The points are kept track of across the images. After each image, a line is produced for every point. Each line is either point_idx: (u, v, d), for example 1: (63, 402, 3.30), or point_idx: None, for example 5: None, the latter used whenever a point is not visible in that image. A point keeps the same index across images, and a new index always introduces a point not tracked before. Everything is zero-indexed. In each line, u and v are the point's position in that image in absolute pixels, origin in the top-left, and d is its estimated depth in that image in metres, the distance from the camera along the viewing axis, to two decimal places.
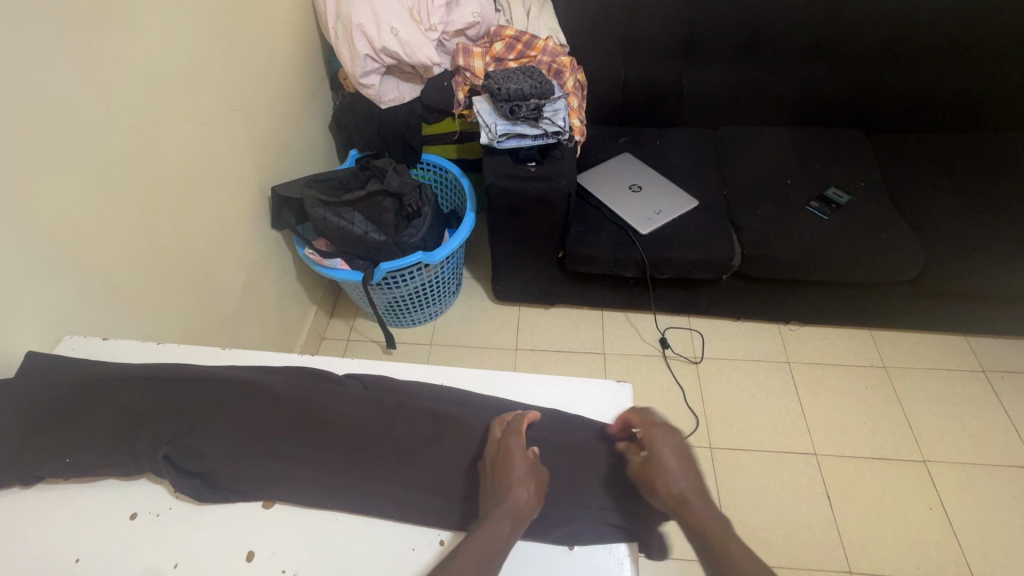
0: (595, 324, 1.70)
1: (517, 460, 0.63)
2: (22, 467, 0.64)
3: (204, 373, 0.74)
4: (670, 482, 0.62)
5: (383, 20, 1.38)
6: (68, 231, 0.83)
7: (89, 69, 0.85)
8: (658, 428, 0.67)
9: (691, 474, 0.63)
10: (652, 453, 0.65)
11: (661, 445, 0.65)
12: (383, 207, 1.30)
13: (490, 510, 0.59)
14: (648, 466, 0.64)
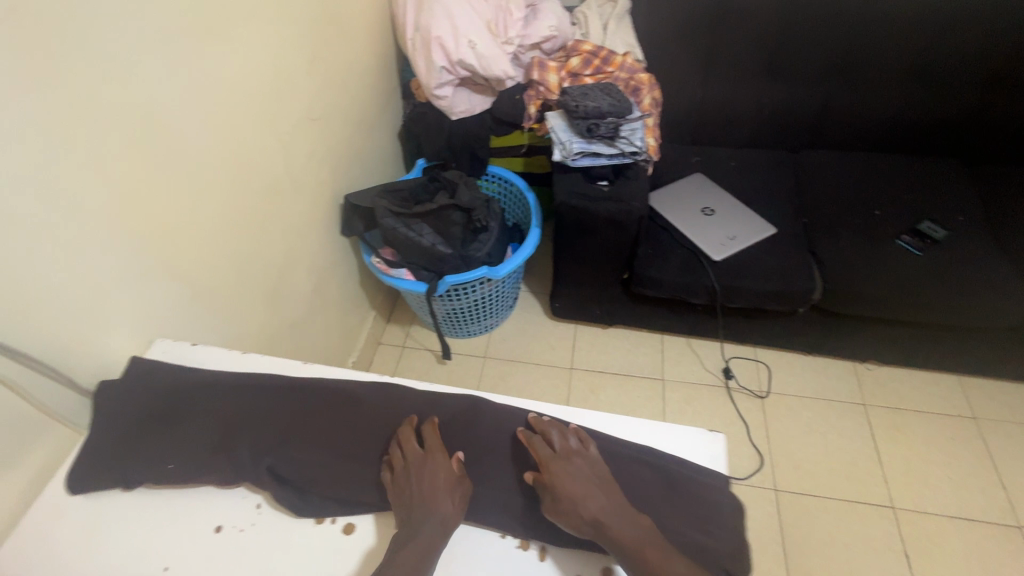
0: (654, 348, 1.64)
1: (438, 472, 0.64)
2: (127, 472, 0.67)
3: (295, 386, 0.75)
4: (584, 508, 0.60)
5: (460, 33, 1.38)
6: (164, 238, 0.86)
7: (191, 82, 0.87)
8: (555, 461, 0.64)
9: (599, 493, 0.61)
10: (555, 485, 0.62)
11: (561, 475, 0.62)
12: (452, 220, 1.29)
13: (419, 522, 0.60)
14: (555, 500, 0.61)
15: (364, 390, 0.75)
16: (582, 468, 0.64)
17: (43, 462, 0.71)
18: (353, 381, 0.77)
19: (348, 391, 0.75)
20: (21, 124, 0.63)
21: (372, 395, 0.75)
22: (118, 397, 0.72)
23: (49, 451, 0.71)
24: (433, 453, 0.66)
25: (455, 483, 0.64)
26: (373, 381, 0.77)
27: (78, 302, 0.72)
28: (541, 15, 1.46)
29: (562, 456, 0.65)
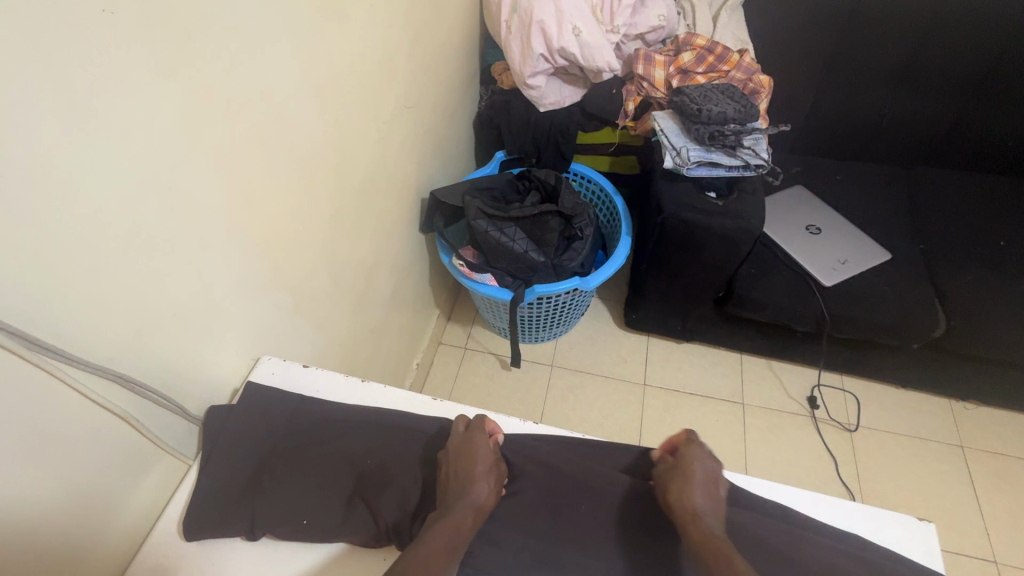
0: (733, 369, 1.55)
1: (478, 452, 0.64)
2: (256, 520, 0.60)
3: (435, 433, 0.70)
4: (689, 494, 0.62)
5: (565, 17, 1.25)
6: (271, 243, 0.76)
7: (309, 66, 0.77)
8: (695, 446, 0.68)
9: (709, 490, 0.63)
10: (682, 462, 0.66)
11: (692, 457, 0.66)
12: (549, 226, 1.20)
13: (454, 501, 0.60)
14: (676, 472, 0.65)
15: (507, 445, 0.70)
16: (710, 467, 0.66)
17: (151, 501, 0.63)
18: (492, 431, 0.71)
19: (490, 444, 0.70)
20: (151, 114, 0.53)
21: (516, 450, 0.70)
22: (244, 427, 0.65)
23: (156, 491, 0.63)
24: (474, 434, 0.67)
25: (492, 467, 0.65)
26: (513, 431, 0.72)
27: (190, 318, 0.64)
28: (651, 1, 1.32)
29: (705, 450, 0.68)
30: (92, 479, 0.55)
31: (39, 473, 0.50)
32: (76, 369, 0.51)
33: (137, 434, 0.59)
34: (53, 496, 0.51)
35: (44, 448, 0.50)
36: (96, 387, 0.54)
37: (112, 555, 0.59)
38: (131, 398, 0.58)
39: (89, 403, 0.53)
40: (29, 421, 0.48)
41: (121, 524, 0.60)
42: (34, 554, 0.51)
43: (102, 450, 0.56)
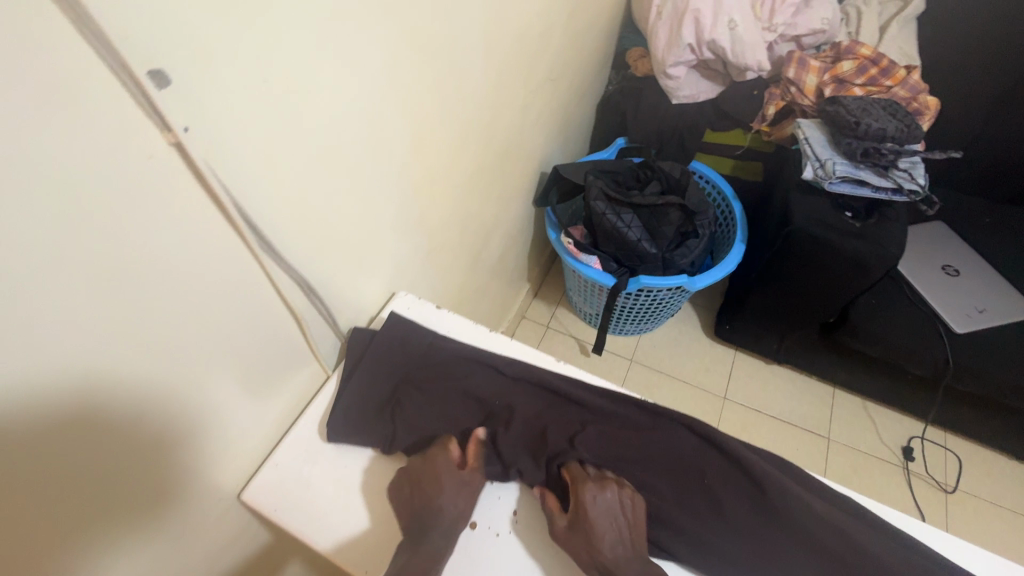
0: (823, 402, 1.47)
1: (441, 471, 0.64)
2: (395, 435, 0.68)
3: (557, 389, 0.73)
4: (598, 547, 0.58)
5: (723, 9, 1.21)
6: (424, 189, 0.81)
7: (489, 26, 0.80)
8: (587, 486, 0.63)
9: (620, 540, 0.60)
10: (581, 510, 0.60)
11: (589, 503, 0.61)
12: (668, 219, 1.18)
13: (421, 529, 0.60)
14: (580, 527, 0.59)
15: (630, 410, 0.71)
16: (610, 503, 0.62)
17: (231, 440, 0.61)
18: (615, 397, 0.72)
19: (605, 407, 0.71)
20: (371, 48, 0.57)
21: (635, 416, 0.71)
22: (386, 350, 0.73)
23: (237, 427, 0.61)
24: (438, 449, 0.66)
25: (461, 485, 0.64)
26: (638, 400, 0.72)
27: (353, 243, 0.69)
28: (817, 2, 1.25)
29: (595, 481, 0.64)
30: (155, 432, 0.51)
31: (97, 435, 0.45)
32: (279, 271, 0.57)
33: (207, 381, 0.54)
34: (106, 460, 0.47)
35: (107, 406, 0.45)
36: (181, 336, 0.49)
37: (218, 473, 0.61)
38: (210, 345, 0.53)
39: (277, 305, 0.59)
40: (102, 377, 0.43)
41: (201, 462, 0.58)
42: (96, 516, 0.48)
43: (166, 404, 0.51)
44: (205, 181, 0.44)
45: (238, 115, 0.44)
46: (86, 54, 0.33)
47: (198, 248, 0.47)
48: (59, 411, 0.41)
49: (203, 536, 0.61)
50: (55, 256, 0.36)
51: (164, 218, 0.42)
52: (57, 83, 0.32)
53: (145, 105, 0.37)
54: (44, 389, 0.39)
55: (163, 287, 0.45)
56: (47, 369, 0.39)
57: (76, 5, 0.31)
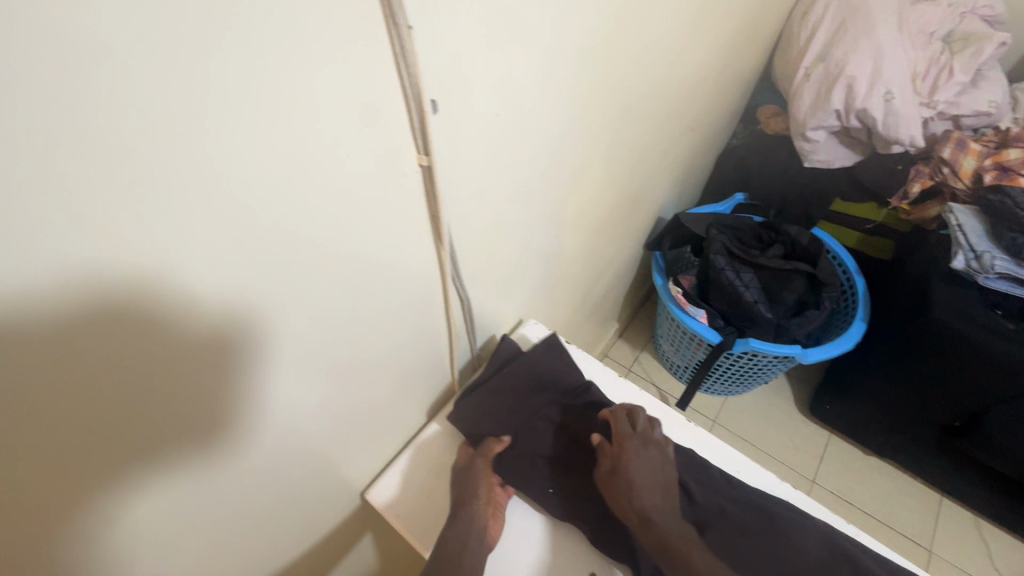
0: (925, 507, 1.35)
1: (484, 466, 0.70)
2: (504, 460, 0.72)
3: (679, 465, 0.72)
4: (640, 497, 0.64)
5: (881, 80, 1.16)
6: (572, 221, 0.82)
7: (664, 76, 0.81)
8: (630, 441, 0.68)
9: (657, 493, 0.65)
10: (622, 460, 0.67)
11: (632, 455, 0.67)
12: (790, 285, 1.13)
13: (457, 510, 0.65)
14: (617, 472, 0.66)
15: (751, 510, 0.68)
16: (652, 458, 0.68)
17: (274, 411, 0.47)
18: (735, 489, 0.70)
19: (724, 505, 0.68)
20: (576, 87, 0.59)
21: (756, 515, 0.68)
22: (523, 374, 0.77)
23: (289, 417, 0.49)
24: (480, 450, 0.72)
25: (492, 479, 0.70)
26: (758, 499, 0.69)
27: (507, 263, 0.71)
28: (984, 84, 1.19)
29: (639, 438, 0.70)
30: (174, 382, 0.36)
31: (89, 376, 0.31)
32: (453, 282, 0.60)
33: (249, 333, 0.40)
34: (100, 412, 0.33)
35: (104, 336, 0.31)
36: (237, 262, 0.35)
37: (264, 441, 0.48)
38: (268, 292, 0.39)
39: (436, 310, 0.62)
40: (110, 293, 0.30)
41: (234, 430, 0.44)
42: (79, 479, 0.34)
43: (188, 348, 0.36)
44: (430, 200, 0.49)
45: (472, 140, 0.48)
46: (392, 79, 0.38)
47: (292, 206, 0.37)
48: (53, 343, 0.28)
49: (242, 500, 0.50)
50: (103, 123, 0.25)
51: (390, 224, 0.47)
52: (368, 107, 0.37)
53: (416, 128, 0.42)
54: (21, 293, 0.26)
55: (244, 240, 0.35)
56: (40, 265, 0.26)
57: (405, 42, 0.36)
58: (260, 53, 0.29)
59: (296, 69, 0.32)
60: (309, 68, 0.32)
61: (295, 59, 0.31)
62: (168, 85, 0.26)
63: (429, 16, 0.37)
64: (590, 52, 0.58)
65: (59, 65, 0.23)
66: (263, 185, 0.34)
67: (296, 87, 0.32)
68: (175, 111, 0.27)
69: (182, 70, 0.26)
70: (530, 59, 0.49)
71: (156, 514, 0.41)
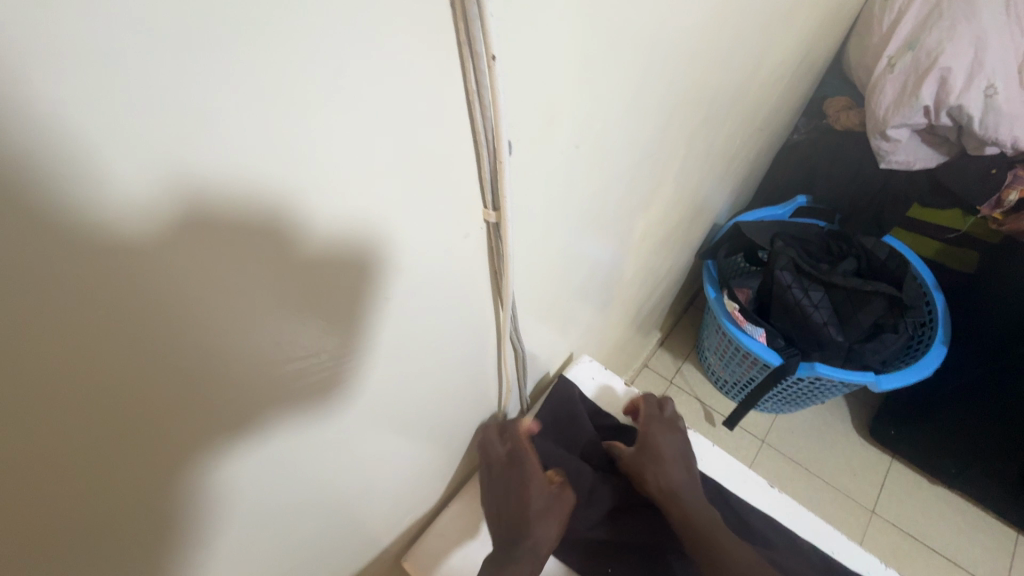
0: (999, 546, 1.23)
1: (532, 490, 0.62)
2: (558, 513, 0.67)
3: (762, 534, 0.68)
4: (667, 475, 0.66)
5: (983, 71, 0.99)
6: (637, 244, 0.73)
7: (749, 79, 0.71)
8: (654, 422, 0.71)
9: (682, 467, 0.67)
10: (651, 440, 0.68)
11: (661, 436, 0.69)
12: (866, 307, 1.03)
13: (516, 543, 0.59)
14: (648, 451, 0.67)
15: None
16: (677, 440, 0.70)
17: (337, 430, 0.41)
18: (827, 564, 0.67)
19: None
20: (663, 103, 0.50)
21: None
22: (578, 414, 0.73)
23: (342, 457, 0.44)
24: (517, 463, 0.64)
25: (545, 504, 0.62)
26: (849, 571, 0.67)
27: (568, 298, 0.62)
28: None
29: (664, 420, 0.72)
30: (252, 373, 0.30)
31: (184, 319, 0.25)
32: (510, 331, 0.52)
33: (348, 294, 0.33)
34: (193, 366, 0.27)
35: (202, 333, 0.26)
36: (339, 220, 0.28)
37: (331, 447, 0.42)
38: (364, 266, 0.32)
39: (490, 358, 0.55)
40: (210, 222, 0.23)
41: (320, 408, 0.38)
42: (160, 449, 0.28)
43: (290, 302, 0.29)
44: (492, 258, 0.42)
45: (547, 178, 0.40)
46: (463, 122, 0.31)
47: (372, 224, 0.31)
48: (149, 337, 0.24)
49: (300, 509, 0.43)
50: (224, 109, 0.20)
51: (447, 285, 0.41)
52: (432, 161, 0.31)
53: (486, 183, 0.36)
54: (100, 204, 0.19)
55: (334, 232, 0.29)
56: (121, 171, 0.19)
57: (483, 75, 0.29)
58: (314, 93, 0.23)
59: (356, 113, 0.25)
60: (368, 112, 0.26)
61: (353, 102, 0.25)
62: (297, 93, 0.22)
63: (515, 48, 0.29)
64: (685, 60, 0.48)
65: (121, 60, 0.17)
66: (346, 198, 0.28)
67: (417, 111, 0.28)
68: (263, 130, 0.22)
69: (247, 98, 0.21)
70: (622, 76, 0.40)
71: (230, 493, 0.35)
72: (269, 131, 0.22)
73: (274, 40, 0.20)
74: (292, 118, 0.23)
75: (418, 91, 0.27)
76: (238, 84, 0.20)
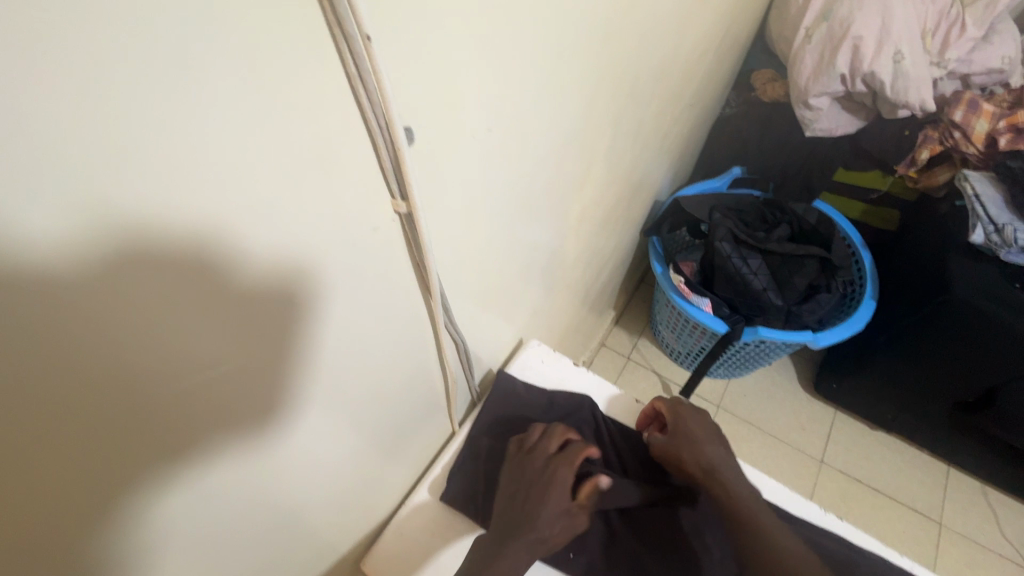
0: (934, 480, 1.34)
1: (546, 492, 0.61)
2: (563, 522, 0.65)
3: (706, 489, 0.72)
4: (702, 451, 0.67)
5: (890, 39, 1.05)
6: (575, 225, 0.73)
7: (671, 56, 0.72)
8: (688, 403, 0.73)
9: (717, 447, 0.69)
10: (684, 419, 0.71)
11: (693, 416, 0.71)
12: (802, 270, 1.07)
13: (516, 537, 0.57)
14: (681, 430, 0.69)
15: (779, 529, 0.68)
16: (709, 420, 0.73)
17: (290, 443, 0.40)
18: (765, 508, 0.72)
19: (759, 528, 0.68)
20: (580, 82, 0.49)
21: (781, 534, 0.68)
22: (526, 397, 0.74)
23: (300, 469, 0.43)
24: (534, 467, 0.63)
25: (563, 508, 0.61)
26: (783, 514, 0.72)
27: (507, 286, 0.62)
28: (997, 39, 1.10)
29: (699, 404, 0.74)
30: (196, 395, 0.30)
31: (127, 356, 0.25)
32: (444, 327, 0.52)
33: (289, 326, 0.33)
34: (139, 404, 0.27)
35: (132, 358, 0.25)
36: (269, 253, 0.29)
37: (286, 461, 0.41)
38: (298, 274, 0.32)
39: (430, 352, 0.53)
40: (141, 259, 0.23)
41: (273, 438, 0.38)
42: (101, 478, 0.27)
43: (228, 317, 0.29)
44: (411, 249, 0.41)
45: (458, 163, 0.39)
46: (353, 110, 0.29)
47: (294, 228, 0.30)
48: (67, 369, 0.23)
49: (255, 530, 0.42)
50: (85, 120, 0.19)
51: (370, 284, 0.39)
52: (324, 153, 0.29)
53: (389, 172, 0.34)
54: (22, 246, 0.19)
55: (259, 240, 0.28)
56: (33, 202, 0.19)
57: (363, 59, 0.27)
58: (171, 106, 0.21)
59: (230, 113, 0.23)
60: (238, 110, 0.23)
61: (223, 110, 0.23)
62: (166, 97, 0.20)
63: (398, 28, 0.28)
64: (599, 37, 0.48)
65: None
66: (259, 224, 0.27)
67: (313, 103, 0.27)
68: (136, 138, 0.20)
69: (104, 107, 0.19)
70: (528, 56, 0.39)
71: (183, 528, 0.35)
72: (142, 140, 0.20)
73: (101, 38, 0.18)
74: (156, 135, 0.21)
75: (295, 80, 0.25)
76: (94, 89, 0.18)
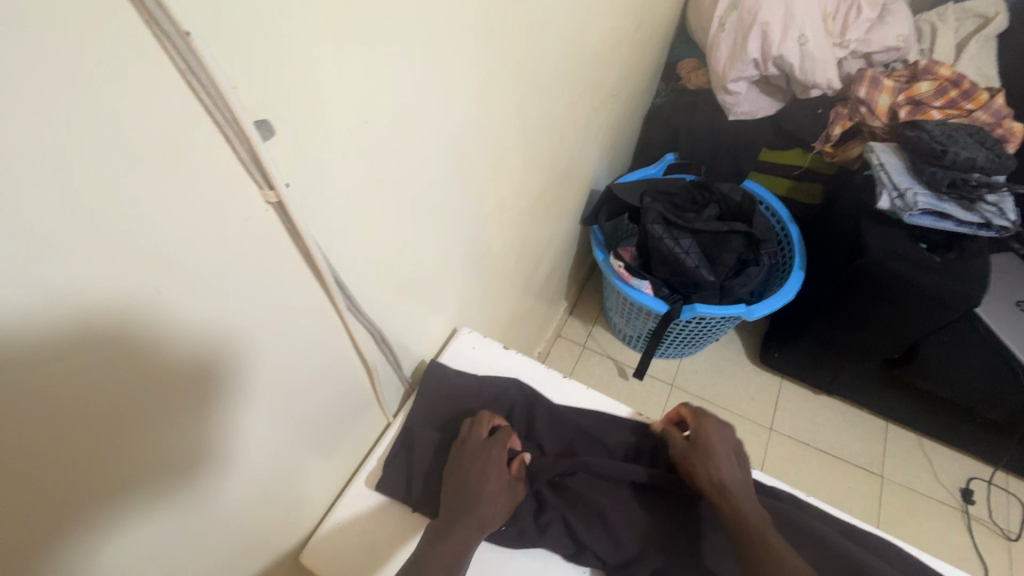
0: (874, 436, 1.42)
1: (485, 470, 0.65)
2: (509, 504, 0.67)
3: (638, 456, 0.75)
4: (717, 467, 0.67)
5: (794, 24, 1.12)
6: (497, 215, 0.75)
7: (575, 47, 0.75)
8: (707, 418, 0.73)
9: (734, 464, 0.68)
10: (704, 435, 0.70)
11: (712, 430, 0.71)
12: (730, 246, 1.13)
13: (459, 517, 0.60)
14: (700, 444, 0.69)
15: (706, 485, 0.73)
16: (728, 439, 0.72)
17: (219, 450, 0.43)
18: None
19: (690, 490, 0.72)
20: (468, 74, 0.52)
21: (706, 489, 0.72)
22: (461, 386, 0.75)
23: (235, 471, 0.46)
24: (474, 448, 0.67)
25: (502, 485, 0.65)
26: None
27: (427, 277, 0.64)
28: (891, 19, 1.19)
29: (720, 420, 0.74)
30: (110, 420, 0.33)
31: (31, 399, 0.27)
32: (354, 318, 0.53)
33: (219, 355, 0.39)
34: (61, 441, 0.30)
35: (34, 397, 0.28)
36: (188, 291, 0.34)
37: (218, 467, 0.44)
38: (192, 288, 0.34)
39: (346, 344, 0.54)
40: (59, 313, 0.27)
41: (201, 448, 0.41)
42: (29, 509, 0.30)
43: (126, 344, 0.31)
44: (298, 240, 0.41)
45: (334, 153, 0.40)
46: (194, 102, 0.29)
47: (175, 241, 0.32)
48: None
49: (199, 534, 0.45)
50: None
51: (259, 282, 0.39)
52: (169, 149, 0.29)
53: (249, 162, 0.34)
54: None
55: (138, 255, 0.30)
56: None
57: (189, 53, 0.27)
58: None
59: (52, 118, 0.23)
60: (66, 123, 0.24)
61: (57, 130, 0.24)
62: None
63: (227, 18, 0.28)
64: (482, 31, 0.50)
65: None
66: (132, 240, 0.29)
67: (149, 103, 0.27)
68: None
69: None
70: (398, 51, 0.41)
71: (138, 543, 0.39)
72: None
73: None
74: (23, 186, 0.23)
75: (120, 77, 0.25)
76: None
